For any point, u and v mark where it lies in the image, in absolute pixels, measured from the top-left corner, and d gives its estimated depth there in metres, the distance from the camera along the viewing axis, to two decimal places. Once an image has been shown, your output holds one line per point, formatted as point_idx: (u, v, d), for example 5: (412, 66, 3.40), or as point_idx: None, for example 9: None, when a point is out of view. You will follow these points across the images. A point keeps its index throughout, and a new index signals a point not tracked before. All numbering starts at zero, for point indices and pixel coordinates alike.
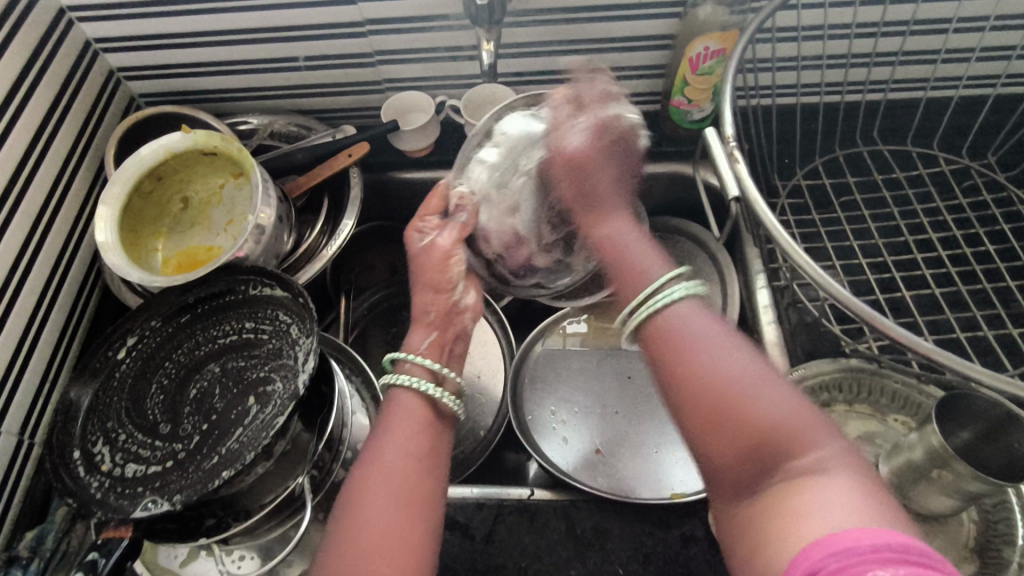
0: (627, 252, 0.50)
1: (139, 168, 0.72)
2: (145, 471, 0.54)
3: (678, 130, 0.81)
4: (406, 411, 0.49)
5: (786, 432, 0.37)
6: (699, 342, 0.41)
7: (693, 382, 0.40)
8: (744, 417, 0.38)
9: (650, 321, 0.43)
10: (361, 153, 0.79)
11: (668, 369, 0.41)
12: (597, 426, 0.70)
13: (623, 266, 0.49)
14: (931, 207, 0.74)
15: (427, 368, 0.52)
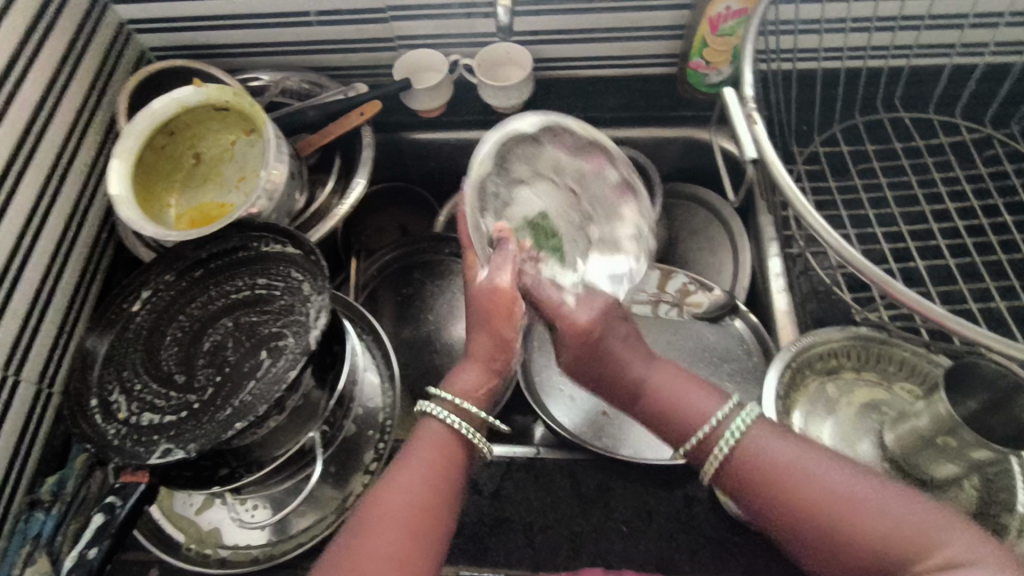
0: (680, 399, 0.51)
1: (150, 122, 0.71)
2: (160, 420, 0.55)
3: (695, 94, 0.80)
4: (431, 436, 0.49)
5: (915, 529, 0.39)
6: (789, 459, 0.44)
7: (812, 501, 0.41)
8: (871, 535, 0.39)
9: (733, 452, 0.46)
10: (374, 111, 0.78)
11: (764, 494, 0.44)
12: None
13: (657, 404, 0.51)
14: (950, 176, 0.73)
15: (473, 415, 0.52)
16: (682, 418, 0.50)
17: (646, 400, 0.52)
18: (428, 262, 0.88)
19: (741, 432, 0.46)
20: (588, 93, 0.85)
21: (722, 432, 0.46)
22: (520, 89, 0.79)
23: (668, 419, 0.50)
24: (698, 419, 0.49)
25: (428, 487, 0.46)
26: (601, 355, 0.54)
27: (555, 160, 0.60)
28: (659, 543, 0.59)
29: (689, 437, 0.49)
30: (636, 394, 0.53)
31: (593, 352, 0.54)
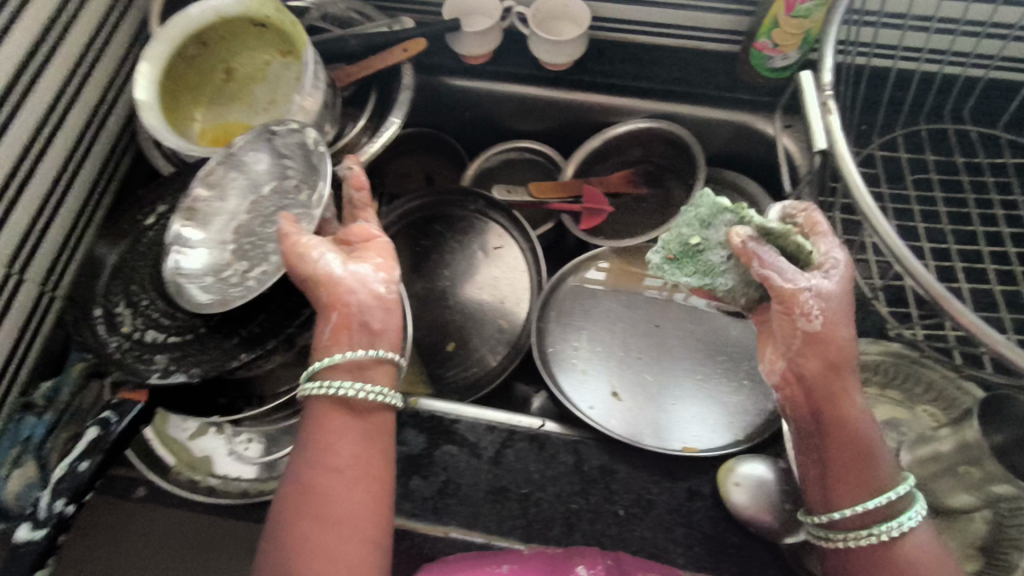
0: (879, 452, 0.43)
1: (185, 28, 0.68)
2: (165, 339, 0.53)
3: (755, 77, 0.76)
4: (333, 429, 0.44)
5: None
6: (928, 561, 0.41)
7: None
8: None
9: (880, 539, 0.42)
10: (417, 49, 0.75)
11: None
12: (620, 368, 0.69)
13: (838, 445, 0.44)
14: (1009, 199, 0.70)
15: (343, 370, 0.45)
16: (871, 474, 0.43)
17: (835, 440, 0.44)
18: (450, 216, 0.85)
19: (906, 526, 0.41)
20: (643, 61, 0.80)
21: (892, 512, 0.42)
22: (574, 46, 0.75)
23: (840, 465, 0.44)
24: (875, 480, 0.43)
25: (364, 468, 0.43)
26: (832, 401, 0.44)
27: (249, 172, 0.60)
28: (655, 532, 0.57)
29: (858, 500, 0.43)
30: (853, 436, 0.43)
31: (835, 375, 0.44)
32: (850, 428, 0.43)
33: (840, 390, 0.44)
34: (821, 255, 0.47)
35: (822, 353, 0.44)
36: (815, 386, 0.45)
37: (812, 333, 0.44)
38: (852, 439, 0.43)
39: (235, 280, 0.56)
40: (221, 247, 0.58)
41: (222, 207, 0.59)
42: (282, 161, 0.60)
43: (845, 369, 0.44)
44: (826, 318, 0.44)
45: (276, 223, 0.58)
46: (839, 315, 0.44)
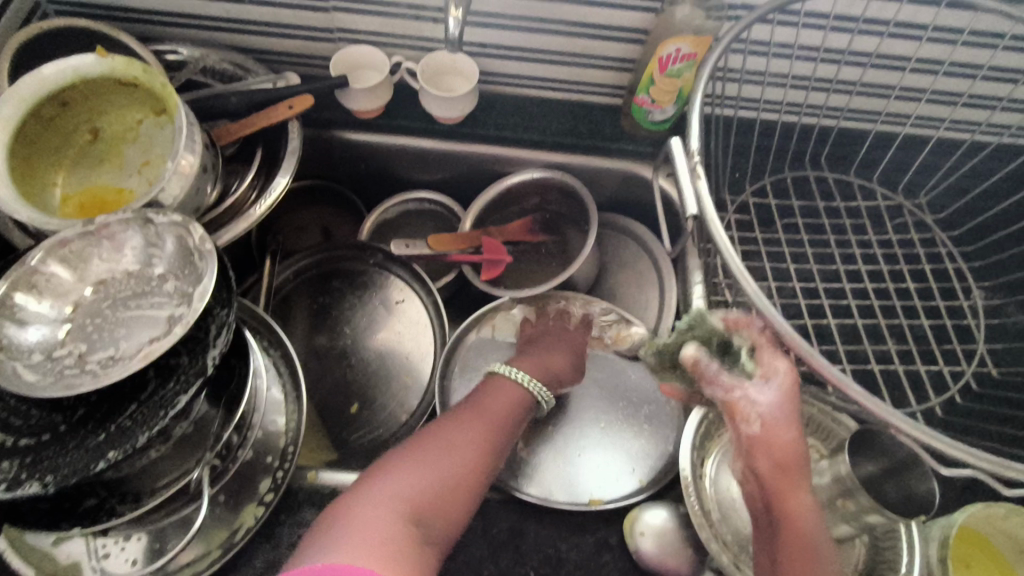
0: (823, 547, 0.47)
1: (41, 88, 0.62)
2: (15, 444, 0.46)
3: (638, 128, 0.80)
4: (511, 395, 0.61)
5: None
6: None
7: None
8: None
9: None
10: (303, 106, 0.73)
11: None
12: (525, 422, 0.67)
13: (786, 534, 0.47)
14: (864, 238, 0.77)
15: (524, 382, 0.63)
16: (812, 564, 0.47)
17: (784, 532, 0.47)
18: (347, 271, 0.83)
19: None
20: (533, 114, 0.83)
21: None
22: (464, 102, 0.76)
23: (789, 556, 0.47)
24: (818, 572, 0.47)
25: (478, 436, 0.56)
26: (780, 499, 0.47)
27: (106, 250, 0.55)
28: None
29: None
30: (799, 529, 0.47)
31: (785, 474, 0.47)
32: (793, 522, 0.47)
33: (790, 488, 0.47)
34: (761, 364, 0.47)
35: (767, 452, 0.47)
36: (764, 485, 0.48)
37: (755, 436, 0.47)
38: (794, 530, 0.47)
39: (67, 365, 0.51)
40: (55, 325, 0.53)
41: (67, 285, 0.54)
42: (149, 248, 0.56)
43: (795, 472, 0.47)
44: (765, 431, 0.47)
45: (132, 307, 0.55)
46: (783, 424, 0.46)
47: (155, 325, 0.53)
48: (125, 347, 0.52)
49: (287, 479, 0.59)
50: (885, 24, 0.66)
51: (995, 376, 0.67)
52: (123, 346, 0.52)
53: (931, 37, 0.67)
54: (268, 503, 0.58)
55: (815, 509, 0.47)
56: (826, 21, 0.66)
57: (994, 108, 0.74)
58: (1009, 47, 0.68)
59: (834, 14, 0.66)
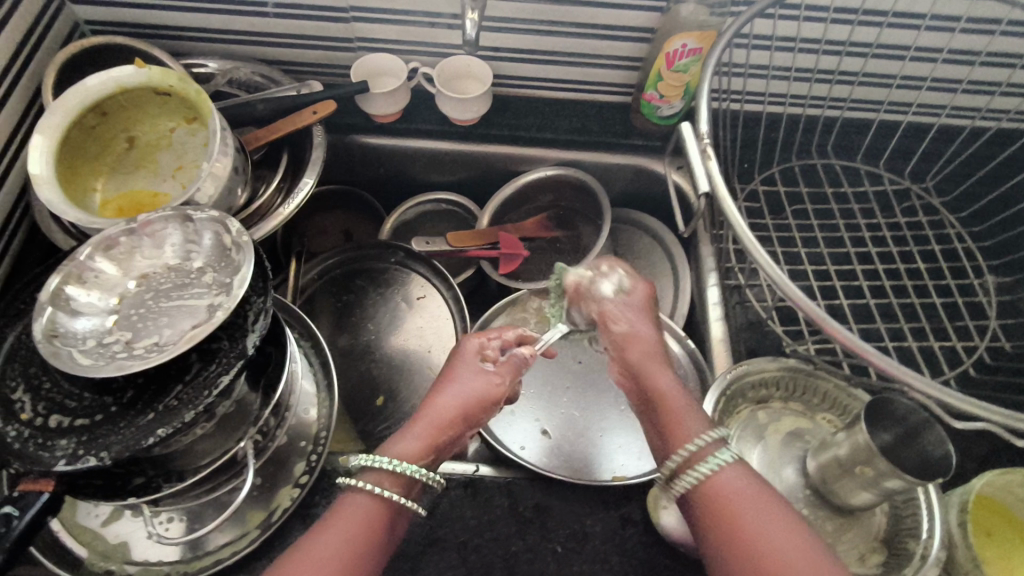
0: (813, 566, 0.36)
1: (83, 99, 0.67)
2: (71, 422, 0.50)
3: (648, 125, 0.83)
4: (357, 509, 0.44)
5: None
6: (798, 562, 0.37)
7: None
8: None
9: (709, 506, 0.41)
10: (327, 111, 0.76)
11: None
12: (549, 404, 0.71)
13: (722, 538, 0.39)
14: (873, 222, 0.79)
15: (387, 471, 0.46)
16: (677, 436, 0.45)
17: (659, 413, 0.48)
18: (370, 269, 0.86)
19: (717, 467, 0.42)
20: (545, 114, 0.86)
21: (702, 458, 0.42)
22: (479, 104, 0.79)
23: (667, 437, 0.46)
24: (726, 494, 0.41)
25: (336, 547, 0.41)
26: (644, 383, 0.50)
27: (150, 247, 0.59)
28: (594, 564, 0.59)
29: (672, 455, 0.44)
30: (663, 400, 0.48)
31: (649, 359, 0.52)
32: (660, 395, 0.49)
33: (654, 368, 0.51)
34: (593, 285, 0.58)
35: (635, 345, 0.53)
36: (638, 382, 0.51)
37: (621, 332, 0.55)
38: (660, 400, 0.48)
39: (116, 351, 0.53)
40: (104, 315, 0.56)
41: (113, 279, 0.58)
42: (188, 243, 0.59)
43: (653, 361, 0.52)
44: (619, 328, 0.55)
45: (175, 298, 0.57)
46: (642, 327, 0.55)
47: (197, 311, 0.55)
48: (168, 334, 0.55)
49: (320, 462, 0.62)
50: (883, 14, 0.69)
51: (1009, 350, 0.68)
52: (167, 333, 0.55)
53: (929, 25, 0.70)
54: (304, 484, 0.61)
55: (686, 396, 0.48)
56: (826, 13, 0.69)
57: (993, 94, 0.76)
58: (1004, 32, 0.70)
59: (834, 6, 0.68)
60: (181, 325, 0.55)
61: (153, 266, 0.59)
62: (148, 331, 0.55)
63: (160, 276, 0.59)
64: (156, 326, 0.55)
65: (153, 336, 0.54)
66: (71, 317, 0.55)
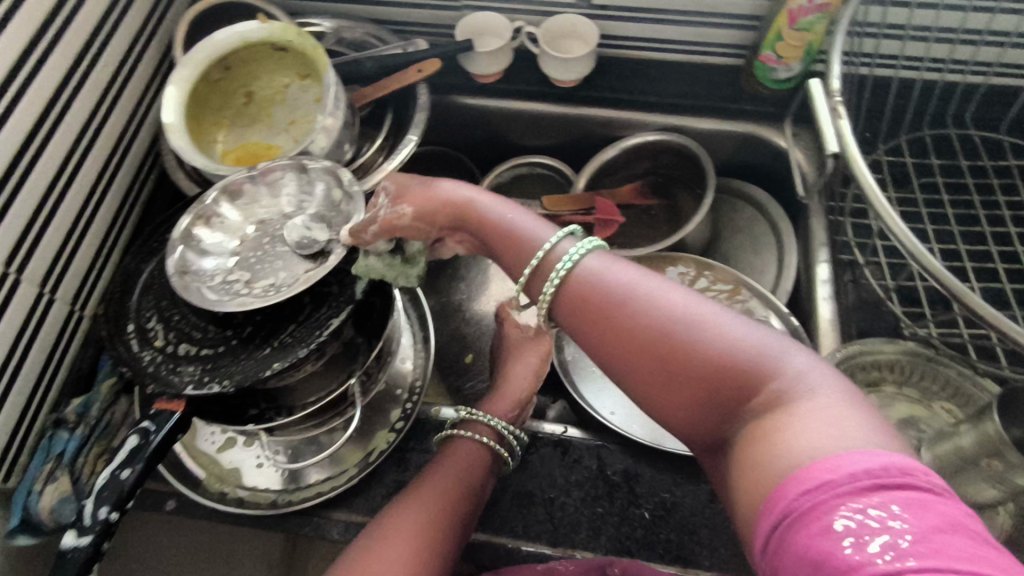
0: (698, 322, 0.40)
1: (211, 53, 0.71)
2: (198, 351, 0.54)
3: (760, 88, 0.78)
4: (468, 444, 0.58)
5: (743, 361, 0.38)
6: (628, 283, 0.42)
7: (654, 347, 0.40)
8: (710, 359, 0.39)
9: (563, 289, 0.44)
10: (433, 70, 0.77)
11: (658, 379, 0.41)
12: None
13: (609, 340, 0.42)
14: (1015, 199, 0.71)
15: (488, 427, 0.60)
16: (521, 241, 0.48)
17: (491, 238, 0.51)
18: None
19: (571, 265, 0.44)
20: (650, 77, 0.83)
21: (552, 261, 0.45)
22: (582, 64, 0.78)
23: (509, 257, 0.49)
24: (590, 280, 0.44)
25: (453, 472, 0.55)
26: (468, 224, 0.52)
27: (270, 196, 0.62)
28: (681, 534, 0.58)
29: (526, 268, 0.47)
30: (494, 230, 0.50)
31: (450, 211, 0.53)
32: (489, 222, 0.50)
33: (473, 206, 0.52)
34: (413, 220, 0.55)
35: (436, 211, 0.53)
36: (433, 215, 0.53)
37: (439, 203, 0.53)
38: (500, 235, 0.50)
39: (239, 289, 0.56)
40: (226, 256, 0.59)
41: (236, 224, 0.61)
42: (301, 193, 0.61)
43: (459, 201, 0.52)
44: (407, 197, 0.54)
45: (288, 243, 0.59)
46: (425, 189, 0.54)
47: (312, 256, 0.57)
48: (284, 276, 0.57)
49: (415, 410, 0.64)
50: None
51: None
52: (282, 275, 0.57)
53: None
54: (399, 430, 0.63)
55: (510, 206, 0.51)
56: None
57: None
58: None
59: None
60: (296, 270, 0.57)
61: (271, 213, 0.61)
62: (265, 273, 0.57)
63: (276, 222, 0.61)
64: (272, 268, 0.58)
65: (272, 279, 0.57)
66: (201, 258, 0.58)
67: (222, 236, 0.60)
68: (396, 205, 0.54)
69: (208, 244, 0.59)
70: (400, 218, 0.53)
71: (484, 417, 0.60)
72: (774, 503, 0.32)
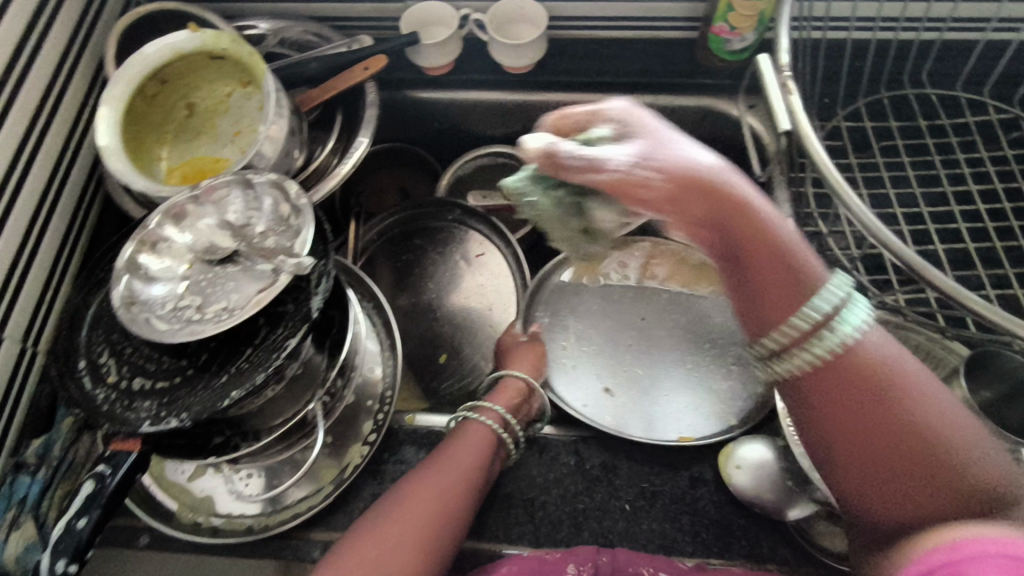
0: (934, 398, 0.37)
1: (144, 67, 0.67)
2: (152, 385, 0.52)
3: (715, 61, 0.77)
4: (476, 433, 0.55)
5: (962, 443, 0.37)
6: (896, 355, 0.37)
7: (920, 442, 0.36)
8: (950, 431, 0.36)
9: (809, 342, 0.37)
10: (379, 66, 0.74)
11: (845, 445, 0.38)
12: (610, 365, 0.69)
13: (843, 388, 0.37)
14: (974, 157, 0.71)
15: (497, 413, 0.57)
16: (803, 279, 0.38)
17: (744, 256, 0.38)
18: (428, 228, 0.85)
19: (848, 333, 0.37)
20: (604, 57, 0.81)
21: (824, 317, 0.37)
22: (534, 48, 0.76)
23: (767, 282, 0.38)
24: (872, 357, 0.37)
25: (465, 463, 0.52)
26: (675, 211, 0.38)
27: (215, 214, 0.59)
28: (663, 523, 0.58)
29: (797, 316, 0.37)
30: (734, 241, 0.38)
31: (710, 198, 0.37)
32: (683, 209, 0.38)
33: (716, 196, 0.37)
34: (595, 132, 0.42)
35: (727, 197, 0.37)
36: (687, 196, 0.38)
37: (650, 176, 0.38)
38: (711, 225, 0.38)
39: (190, 316, 0.54)
40: (175, 282, 0.57)
41: (183, 247, 0.59)
42: (248, 210, 0.59)
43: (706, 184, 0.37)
44: (626, 172, 0.38)
45: (239, 262, 0.57)
46: (659, 148, 0.39)
47: (263, 275, 0.55)
48: (235, 298, 0.54)
49: (387, 420, 0.63)
50: None
51: None
52: (235, 297, 0.54)
53: None
54: (372, 442, 0.62)
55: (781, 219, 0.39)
56: None
57: None
58: None
59: None
60: (249, 290, 0.54)
61: (217, 232, 0.59)
62: (218, 296, 0.55)
63: (224, 241, 0.58)
64: (224, 291, 0.55)
65: (223, 301, 0.55)
66: (148, 287, 0.56)
67: (168, 261, 0.58)
68: (652, 166, 0.38)
69: (155, 270, 0.57)
70: (652, 188, 0.38)
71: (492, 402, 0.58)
72: (920, 558, 0.34)
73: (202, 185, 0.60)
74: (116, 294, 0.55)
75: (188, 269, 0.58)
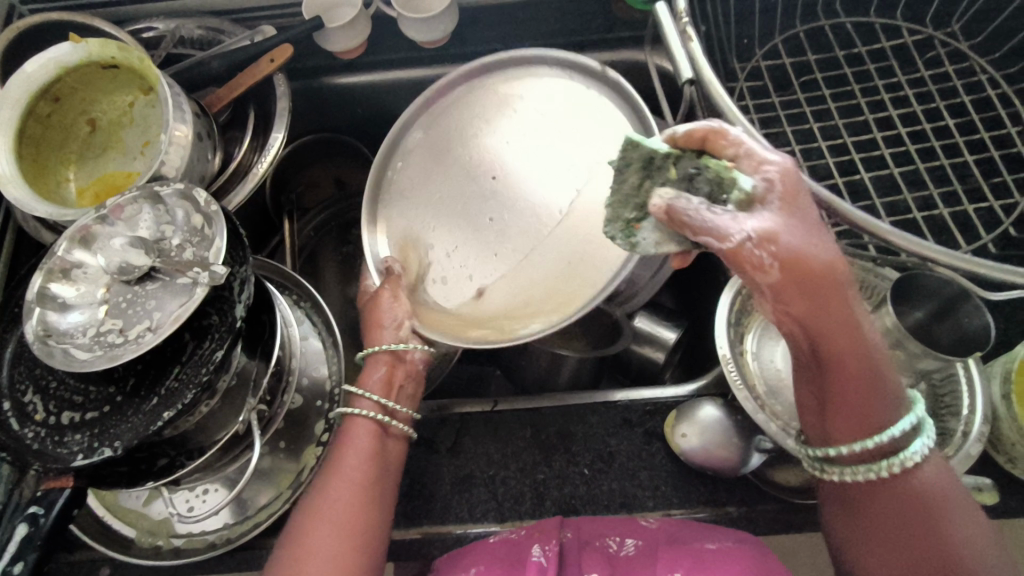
0: (944, 495, 0.42)
1: (29, 87, 0.63)
2: (82, 417, 0.50)
3: (631, 13, 0.75)
4: (361, 431, 0.53)
5: (958, 525, 0.41)
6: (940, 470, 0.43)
7: (923, 521, 0.41)
8: (951, 517, 0.41)
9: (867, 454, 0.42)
10: (285, 57, 0.71)
11: (879, 528, 0.43)
12: (478, 239, 0.60)
13: (902, 493, 0.42)
14: (892, 81, 0.71)
15: (373, 402, 0.54)
16: (885, 401, 0.41)
17: (825, 353, 0.41)
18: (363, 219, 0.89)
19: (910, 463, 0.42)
20: (521, 21, 0.78)
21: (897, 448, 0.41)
22: (444, 21, 0.73)
23: (838, 373, 0.41)
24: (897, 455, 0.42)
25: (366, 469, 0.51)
26: (792, 301, 0.40)
27: (126, 232, 0.57)
28: (622, 482, 0.59)
29: (845, 419, 0.42)
30: (840, 348, 0.41)
31: (824, 304, 0.40)
32: (812, 306, 0.40)
33: (838, 310, 0.40)
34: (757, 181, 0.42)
35: (783, 278, 0.39)
36: (811, 294, 0.39)
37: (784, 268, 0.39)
38: (811, 319, 0.40)
39: (113, 340, 0.52)
40: (94, 306, 0.55)
41: (98, 271, 0.56)
42: (161, 224, 0.57)
43: (834, 298, 0.40)
44: (783, 252, 0.39)
45: (157, 279, 0.55)
46: (817, 241, 0.40)
47: (183, 289, 0.53)
48: (158, 316, 0.53)
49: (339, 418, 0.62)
50: None
51: None
52: (157, 316, 0.53)
53: None
54: (326, 442, 0.61)
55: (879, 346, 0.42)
56: None
57: None
58: None
59: None
60: (170, 306, 0.53)
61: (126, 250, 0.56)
62: (139, 316, 0.53)
63: (136, 259, 0.55)
64: (146, 310, 0.53)
65: (145, 321, 0.53)
66: (66, 316, 0.54)
67: (84, 286, 0.56)
68: (771, 251, 0.39)
69: (73, 298, 0.55)
70: (767, 272, 0.39)
71: (363, 391, 0.55)
72: None
73: (108, 205, 0.57)
74: (30, 329, 0.53)
75: (106, 293, 0.55)
